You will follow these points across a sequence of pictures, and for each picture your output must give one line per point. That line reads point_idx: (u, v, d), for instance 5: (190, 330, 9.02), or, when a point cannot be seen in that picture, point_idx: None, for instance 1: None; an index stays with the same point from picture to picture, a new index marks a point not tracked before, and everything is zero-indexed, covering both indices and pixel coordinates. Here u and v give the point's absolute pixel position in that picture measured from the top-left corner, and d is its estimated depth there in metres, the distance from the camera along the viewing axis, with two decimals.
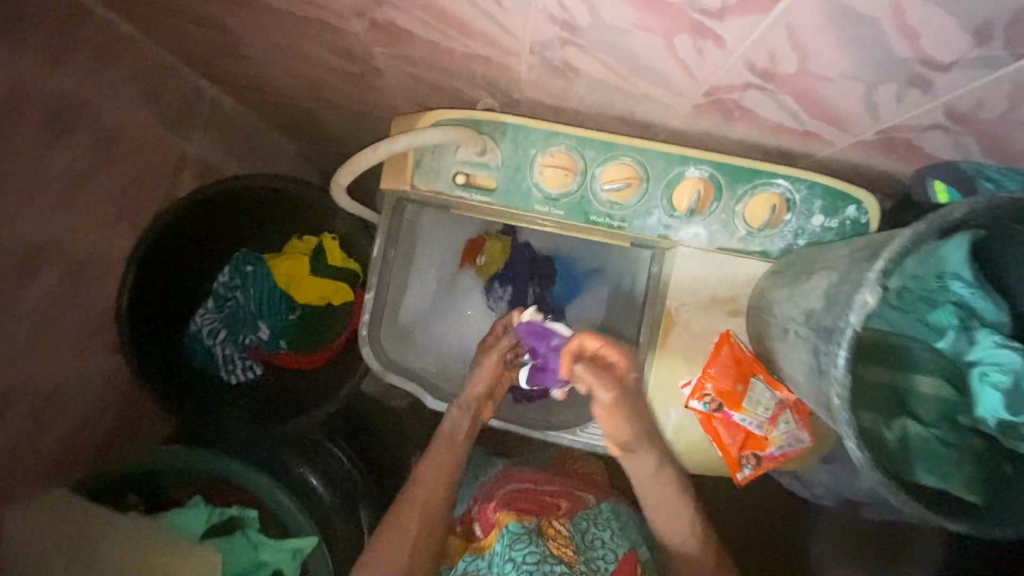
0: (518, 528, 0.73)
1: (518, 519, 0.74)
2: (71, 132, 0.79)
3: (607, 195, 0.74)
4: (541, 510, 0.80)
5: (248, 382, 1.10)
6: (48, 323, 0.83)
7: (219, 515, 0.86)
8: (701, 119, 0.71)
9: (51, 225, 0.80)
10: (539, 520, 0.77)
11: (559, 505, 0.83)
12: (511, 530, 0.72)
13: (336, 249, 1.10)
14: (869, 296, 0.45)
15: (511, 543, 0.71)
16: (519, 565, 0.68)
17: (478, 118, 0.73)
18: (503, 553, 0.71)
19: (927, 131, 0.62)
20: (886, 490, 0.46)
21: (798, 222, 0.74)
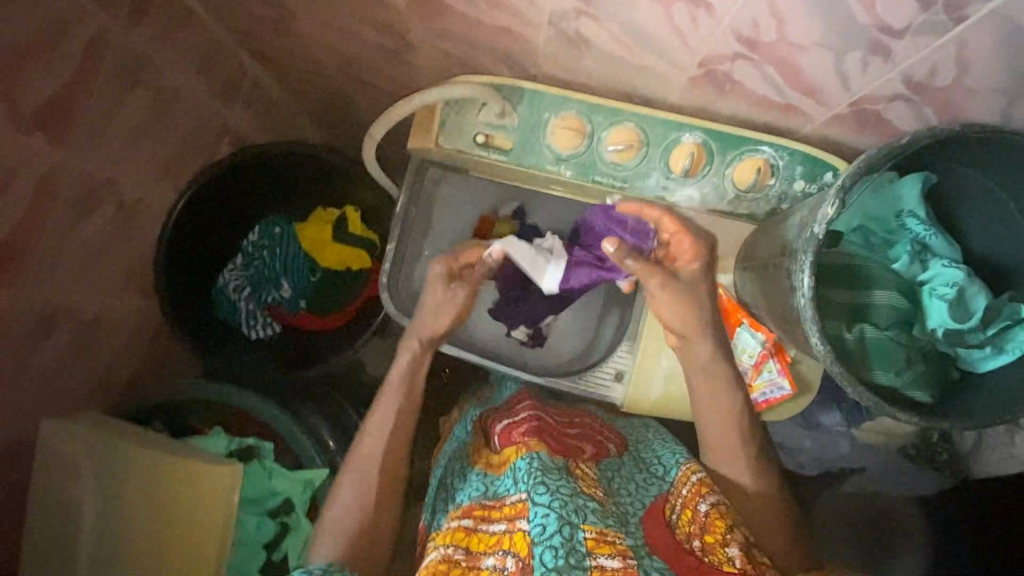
0: (549, 460, 0.74)
1: (549, 452, 0.77)
2: (134, 86, 0.89)
3: (611, 156, 0.83)
4: (569, 451, 0.82)
5: (268, 338, 1.17)
6: (97, 256, 0.91)
7: (238, 444, 0.95)
8: (696, 92, 0.80)
9: (110, 166, 0.89)
10: (568, 461, 0.79)
11: (584, 449, 0.85)
12: (542, 459, 0.75)
13: (356, 219, 1.17)
14: (828, 207, 0.53)
15: (543, 470, 0.72)
16: (553, 490, 0.69)
17: (499, 83, 0.83)
18: (532, 476, 0.72)
19: (892, 103, 0.71)
20: (845, 378, 0.54)
21: (782, 187, 0.82)
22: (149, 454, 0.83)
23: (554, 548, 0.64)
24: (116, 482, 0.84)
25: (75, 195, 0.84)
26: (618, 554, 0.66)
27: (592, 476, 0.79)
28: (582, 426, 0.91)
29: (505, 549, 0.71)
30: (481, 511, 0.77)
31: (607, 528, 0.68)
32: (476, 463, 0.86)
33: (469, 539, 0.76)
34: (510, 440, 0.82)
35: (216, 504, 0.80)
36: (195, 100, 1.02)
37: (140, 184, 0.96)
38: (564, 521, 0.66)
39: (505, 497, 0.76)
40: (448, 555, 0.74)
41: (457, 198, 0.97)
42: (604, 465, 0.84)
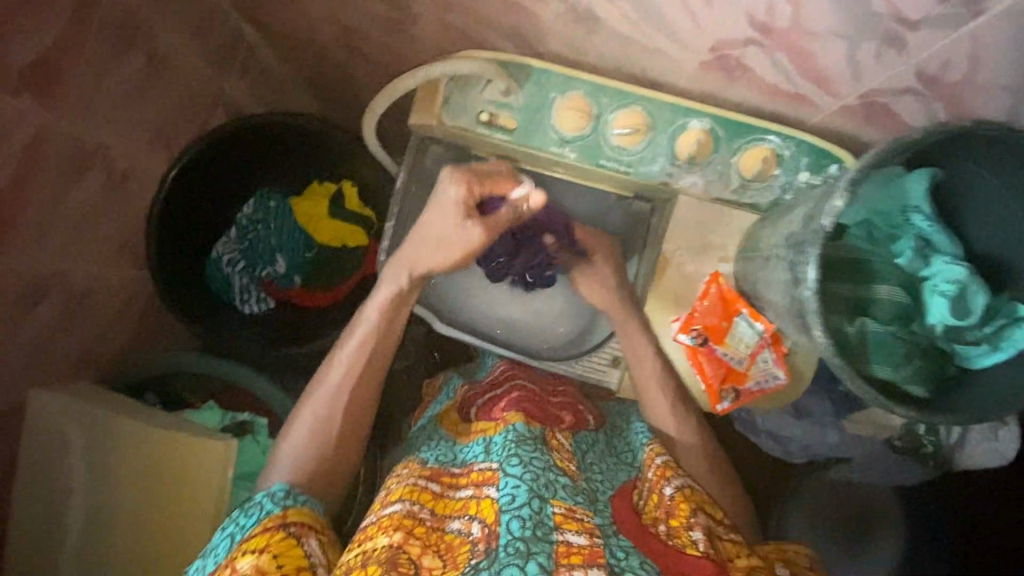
0: (525, 431, 0.73)
1: (525, 422, 0.75)
2: (127, 50, 0.86)
3: (616, 140, 0.82)
4: (546, 419, 0.80)
5: (261, 313, 1.16)
6: (87, 223, 0.89)
7: (231, 419, 0.95)
8: (705, 77, 0.79)
9: (101, 132, 0.86)
10: (544, 430, 0.77)
11: (562, 417, 0.82)
12: (518, 430, 0.73)
13: (353, 195, 1.16)
14: (838, 200, 0.52)
15: (517, 441, 0.71)
16: (525, 463, 0.68)
17: (506, 60, 0.80)
18: (507, 447, 0.71)
19: (901, 96, 0.71)
20: (843, 370, 0.54)
21: (786, 178, 0.81)
22: (137, 427, 0.82)
23: (522, 518, 0.62)
24: (104, 455, 0.82)
25: (66, 160, 0.82)
26: (584, 532, 0.63)
27: (567, 448, 0.76)
28: (563, 395, 0.88)
29: (471, 514, 0.67)
30: (448, 477, 0.75)
31: (577, 505, 0.66)
32: (446, 431, 0.84)
33: (434, 502, 0.71)
34: (489, 414, 0.82)
35: (205, 476, 0.79)
36: (189, 66, 0.99)
37: (133, 151, 0.93)
38: (534, 494, 0.64)
39: (473, 464, 0.74)
40: (413, 511, 0.68)
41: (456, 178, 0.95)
42: (580, 436, 0.81)
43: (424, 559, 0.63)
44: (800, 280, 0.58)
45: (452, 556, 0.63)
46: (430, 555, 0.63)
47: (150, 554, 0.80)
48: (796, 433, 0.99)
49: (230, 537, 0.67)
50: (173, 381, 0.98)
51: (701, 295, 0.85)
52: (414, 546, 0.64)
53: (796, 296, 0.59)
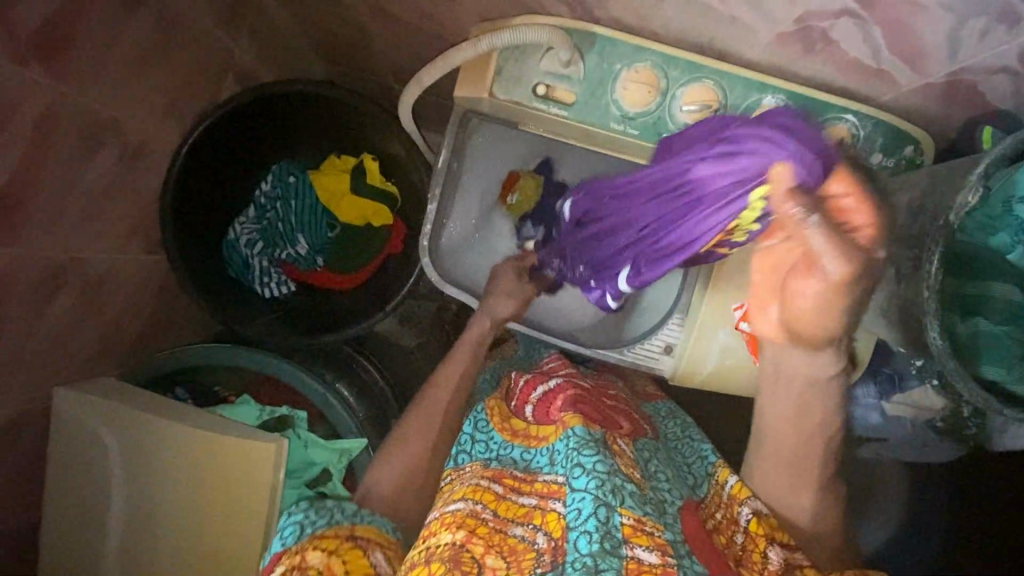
0: (586, 436, 0.62)
1: (586, 425, 0.64)
2: (132, 10, 0.76)
3: (684, 117, 0.76)
4: (606, 422, 0.70)
5: (283, 297, 1.10)
6: (102, 205, 0.81)
7: (269, 413, 0.91)
8: (781, 51, 0.72)
9: (110, 103, 0.77)
10: (604, 433, 0.67)
11: (620, 423, 0.74)
12: (579, 436, 0.62)
13: (375, 169, 1.09)
14: (967, 195, 0.50)
15: (579, 448, 0.60)
16: (590, 470, 0.57)
17: (569, 26, 0.73)
18: (569, 456, 0.60)
19: (993, 75, 0.67)
20: (955, 371, 0.52)
21: (857, 159, 0.78)
22: (178, 427, 0.78)
23: (588, 533, 0.53)
24: (145, 456, 0.79)
25: (77, 136, 0.74)
26: (656, 548, 0.53)
27: (629, 456, 0.67)
28: (617, 401, 0.79)
29: (536, 524, 0.59)
30: (510, 480, 0.65)
31: (646, 516, 0.56)
32: (499, 430, 0.73)
33: (497, 503, 0.62)
34: (549, 415, 0.70)
35: (254, 476, 0.76)
36: (200, 27, 0.88)
37: (146, 124, 0.85)
38: (600, 503, 0.55)
39: (538, 473, 0.65)
40: (476, 511, 0.61)
41: (497, 153, 0.92)
42: (639, 445, 0.72)
43: (487, 559, 0.56)
44: (913, 276, 0.55)
45: (517, 563, 0.56)
46: (494, 556, 0.56)
47: (198, 557, 0.77)
48: (840, 415, 0.98)
49: (298, 527, 0.65)
50: (203, 375, 0.93)
51: None
52: (477, 545, 0.57)
53: (906, 292, 0.57)
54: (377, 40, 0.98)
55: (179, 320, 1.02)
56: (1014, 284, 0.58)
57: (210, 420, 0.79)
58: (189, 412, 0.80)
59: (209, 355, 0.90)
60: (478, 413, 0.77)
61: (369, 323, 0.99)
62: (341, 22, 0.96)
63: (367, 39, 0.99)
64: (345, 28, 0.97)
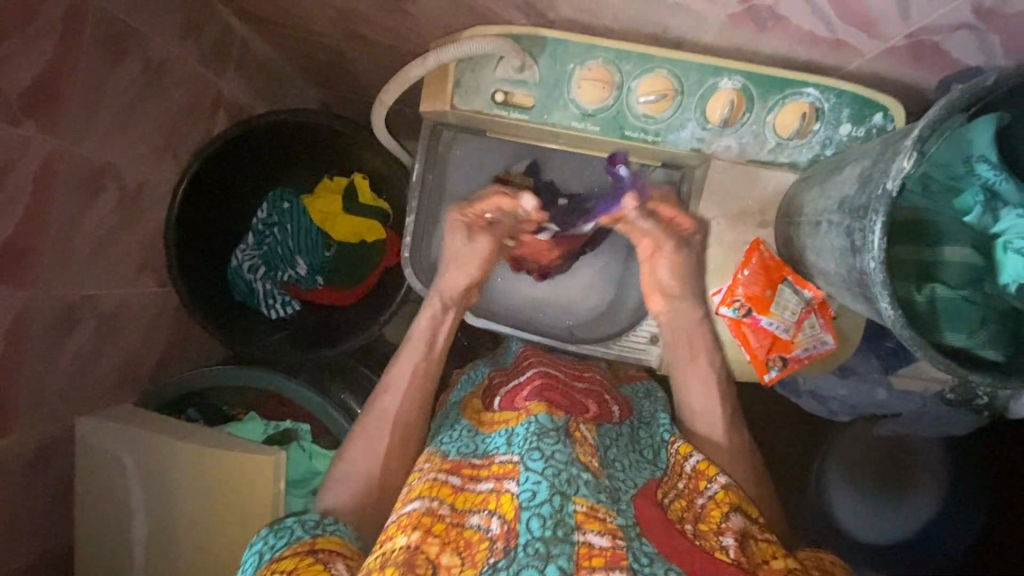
0: (547, 422, 0.68)
1: (549, 413, 0.70)
2: (118, 62, 0.82)
3: (642, 108, 0.77)
4: (571, 407, 0.76)
5: (288, 317, 1.14)
6: (106, 243, 0.88)
7: (274, 428, 0.98)
8: (733, 32, 0.71)
9: (104, 149, 0.84)
10: (568, 420, 0.72)
11: (587, 408, 0.79)
12: (540, 421, 0.69)
13: (366, 187, 1.13)
14: (905, 161, 0.50)
15: (539, 434, 0.67)
16: (548, 456, 0.64)
17: (518, 33, 0.75)
18: (528, 441, 0.67)
19: (954, 32, 0.63)
20: (912, 341, 0.51)
21: (826, 132, 0.76)
22: (189, 445, 0.85)
23: (542, 517, 0.60)
24: (162, 472, 0.87)
25: (76, 183, 0.80)
26: (607, 532, 0.61)
27: (591, 441, 0.72)
28: (590, 382, 0.86)
29: (490, 509, 0.64)
30: (469, 469, 0.70)
31: (599, 503, 0.63)
32: (467, 418, 0.81)
33: (455, 496, 0.67)
34: (512, 404, 0.77)
35: (260, 483, 0.83)
36: (185, 70, 0.94)
37: (141, 167, 0.91)
38: (555, 491, 0.62)
39: (495, 455, 0.70)
40: (432, 508, 0.65)
41: (473, 160, 0.94)
42: (602, 430, 0.78)
43: (442, 557, 0.61)
44: (862, 249, 0.54)
45: (470, 556, 0.61)
46: (450, 553, 0.61)
47: (216, 557, 0.85)
48: (844, 393, 0.96)
49: (258, 555, 0.67)
50: (213, 396, 1.00)
51: (742, 266, 0.81)
52: (432, 545, 0.61)
53: (856, 266, 0.57)
54: (352, 62, 1.02)
55: (191, 342, 1.10)
56: (967, 246, 0.57)
57: (223, 441, 0.87)
58: (202, 434, 0.88)
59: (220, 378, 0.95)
60: (455, 407, 0.87)
61: (363, 336, 1.03)
62: (315, 47, 0.99)
63: (343, 62, 1.03)
64: (322, 53, 1.01)
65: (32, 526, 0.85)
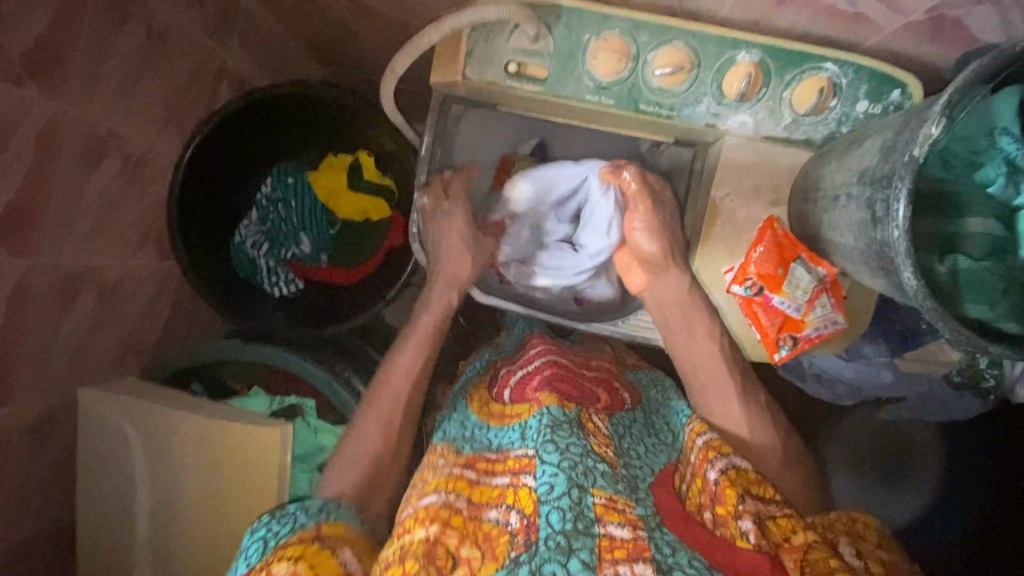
0: (559, 415, 0.69)
1: (560, 405, 0.71)
2: (121, 27, 0.80)
3: (658, 81, 0.75)
4: (582, 399, 0.77)
5: (291, 296, 1.13)
6: (108, 214, 0.86)
7: (279, 402, 0.98)
8: (752, 4, 0.69)
9: (107, 117, 0.82)
10: (580, 412, 0.74)
11: (599, 396, 0.81)
12: (552, 414, 0.69)
13: (371, 164, 1.11)
14: (933, 127, 0.49)
15: (552, 427, 0.67)
16: (563, 450, 0.64)
17: (533, 1, 0.73)
18: (541, 433, 0.67)
19: (977, 6, 0.62)
20: (933, 312, 0.51)
21: (843, 109, 0.75)
22: (195, 417, 0.85)
23: (562, 510, 0.59)
24: (162, 445, 0.86)
25: (78, 150, 0.79)
26: (628, 523, 0.60)
27: (603, 431, 0.73)
28: (598, 370, 0.87)
29: (508, 504, 0.64)
30: (484, 464, 0.71)
31: (618, 495, 0.62)
32: (476, 410, 0.81)
33: (471, 490, 0.67)
34: (523, 396, 0.78)
35: (264, 458, 0.82)
36: (187, 39, 0.92)
37: (144, 137, 0.90)
38: (573, 483, 0.61)
39: (509, 450, 0.71)
40: (450, 501, 0.64)
41: (483, 136, 0.94)
42: (615, 419, 0.79)
43: (462, 550, 0.60)
44: (884, 220, 0.54)
45: (490, 548, 0.61)
46: (469, 545, 0.61)
47: (220, 530, 0.84)
48: (851, 377, 0.96)
49: (262, 541, 0.66)
50: (217, 370, 0.99)
51: (753, 246, 0.80)
52: (452, 538, 0.60)
53: (876, 237, 0.56)
54: (358, 35, 1.00)
55: (193, 318, 1.09)
56: (992, 218, 0.56)
57: (230, 412, 0.87)
58: (207, 405, 0.88)
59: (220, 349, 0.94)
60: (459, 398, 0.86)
61: (368, 314, 1.01)
62: (321, 19, 0.97)
63: (349, 35, 1.00)
64: (328, 26, 0.99)
65: (34, 497, 0.84)
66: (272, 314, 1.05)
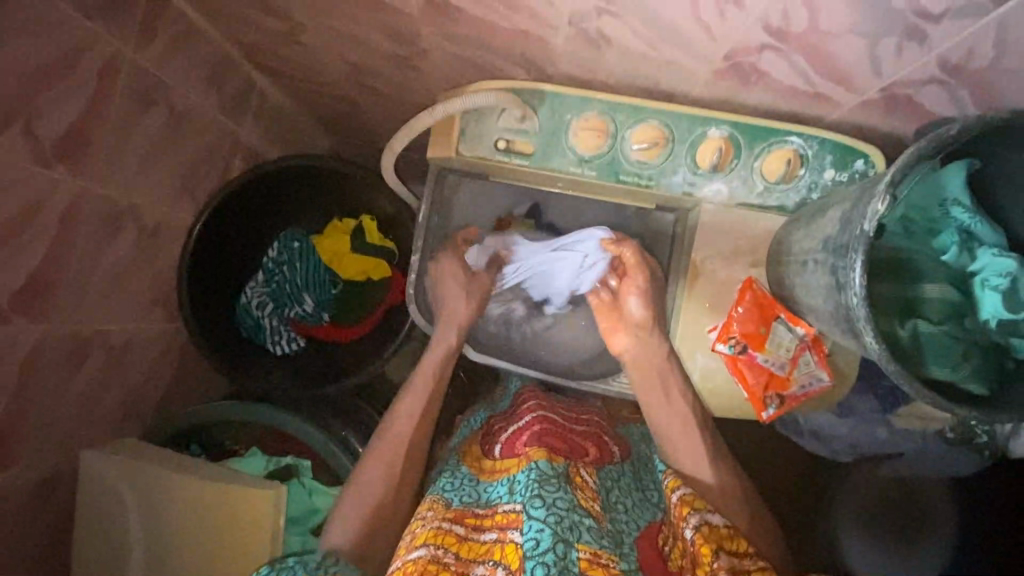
0: (548, 469, 0.70)
1: (549, 459, 0.73)
2: (146, 109, 0.88)
3: (636, 155, 0.81)
4: (570, 451, 0.79)
5: (293, 353, 1.17)
6: (121, 280, 0.91)
7: (276, 463, 0.98)
8: (720, 84, 0.75)
9: (127, 191, 0.89)
10: (568, 466, 0.75)
11: (587, 450, 0.82)
12: (540, 469, 0.70)
13: (374, 228, 1.16)
14: (880, 203, 0.54)
15: (540, 481, 0.68)
16: (550, 504, 0.65)
17: (519, 87, 0.81)
18: (530, 487, 0.68)
19: (925, 85, 0.67)
20: (896, 375, 0.53)
21: (812, 177, 0.80)
22: (188, 479, 0.86)
23: (547, 565, 0.60)
24: (155, 510, 0.87)
25: (98, 222, 0.85)
26: None
27: (592, 486, 0.74)
28: (587, 424, 0.89)
29: (495, 560, 0.65)
30: (472, 519, 0.72)
31: (602, 550, 0.64)
32: (469, 465, 0.83)
33: (459, 545, 0.68)
34: (513, 450, 0.79)
35: (257, 520, 0.84)
36: (206, 118, 1.00)
37: (160, 208, 0.96)
38: (558, 538, 0.62)
39: (498, 504, 0.72)
40: (438, 555, 0.66)
41: (479, 201, 0.98)
42: (604, 472, 0.80)
43: None
44: (844, 285, 0.57)
45: None
46: None
47: None
48: (846, 433, 0.96)
49: None
50: (213, 431, 1.02)
51: (733, 307, 0.84)
52: None
53: (840, 301, 0.59)
54: (363, 110, 1.08)
55: (198, 376, 1.12)
56: (948, 283, 0.60)
57: (223, 475, 0.88)
58: (204, 467, 0.90)
59: (216, 411, 0.97)
60: (453, 456, 0.88)
61: (363, 375, 1.05)
62: (328, 96, 1.05)
63: (355, 110, 1.08)
64: (336, 102, 1.07)
65: (30, 560, 0.85)
66: (269, 372, 1.09)
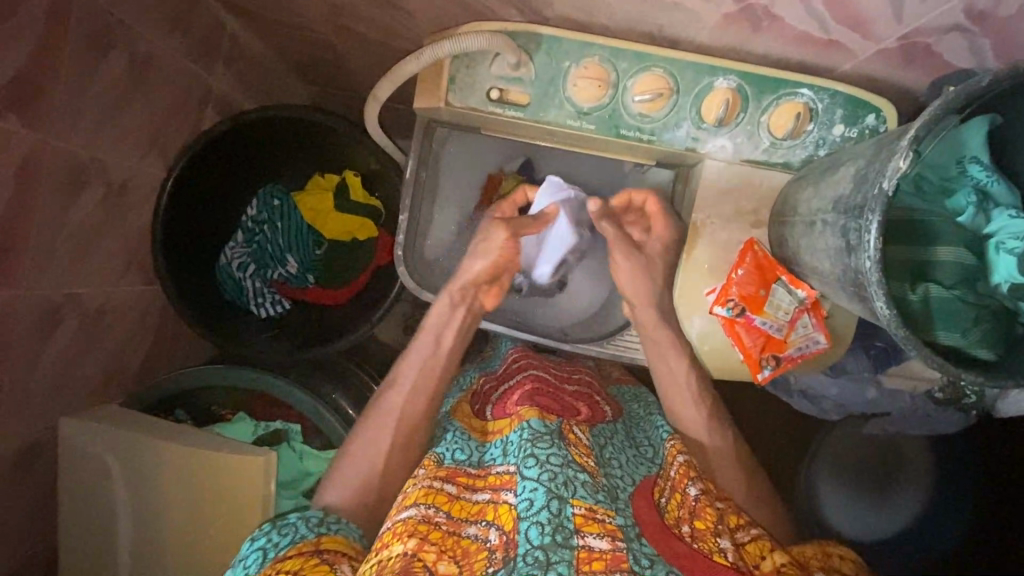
0: (540, 427, 0.69)
1: (541, 417, 0.71)
2: (104, 54, 0.80)
3: (638, 107, 0.77)
4: (563, 410, 0.78)
5: (277, 316, 1.13)
6: (90, 242, 0.86)
7: (265, 427, 0.99)
8: (728, 31, 0.70)
9: (90, 144, 0.82)
10: (562, 422, 0.74)
11: (579, 410, 0.81)
12: (533, 427, 0.69)
13: (358, 185, 1.11)
14: (900, 160, 0.50)
15: (533, 440, 0.67)
16: (543, 462, 0.65)
17: (513, 30, 0.75)
18: (522, 447, 0.67)
19: (947, 34, 0.62)
20: (906, 340, 0.51)
21: (820, 132, 0.77)
22: (178, 446, 0.85)
23: (541, 524, 0.60)
24: (143, 477, 0.87)
25: (60, 179, 0.78)
26: (606, 534, 0.61)
27: (584, 442, 0.73)
28: (580, 384, 0.88)
29: (488, 521, 0.65)
30: (464, 478, 0.71)
31: (597, 504, 0.63)
32: (461, 420, 0.82)
33: (451, 504, 0.67)
34: (505, 411, 0.78)
35: (247, 485, 0.84)
36: (170, 64, 0.92)
37: (127, 162, 0.90)
38: (552, 496, 0.62)
39: (491, 466, 0.71)
40: (428, 516, 0.65)
41: (470, 157, 0.93)
42: (596, 430, 0.79)
43: (439, 565, 0.60)
44: (856, 248, 0.55)
45: (469, 564, 0.62)
46: (446, 561, 0.61)
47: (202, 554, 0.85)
48: (837, 393, 0.96)
49: (261, 551, 0.66)
50: (198, 399, 0.99)
51: (733, 269, 0.81)
52: (430, 552, 0.61)
53: (850, 264, 0.57)
54: (344, 57, 1.00)
55: (179, 339, 1.09)
56: (962, 246, 0.58)
57: (213, 443, 0.86)
58: (191, 434, 0.88)
59: (194, 377, 0.94)
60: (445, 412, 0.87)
61: (353, 336, 1.02)
62: (305, 41, 0.97)
63: (334, 56, 1.00)
64: (314, 48, 0.99)
65: (17, 524, 0.83)
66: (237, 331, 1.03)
